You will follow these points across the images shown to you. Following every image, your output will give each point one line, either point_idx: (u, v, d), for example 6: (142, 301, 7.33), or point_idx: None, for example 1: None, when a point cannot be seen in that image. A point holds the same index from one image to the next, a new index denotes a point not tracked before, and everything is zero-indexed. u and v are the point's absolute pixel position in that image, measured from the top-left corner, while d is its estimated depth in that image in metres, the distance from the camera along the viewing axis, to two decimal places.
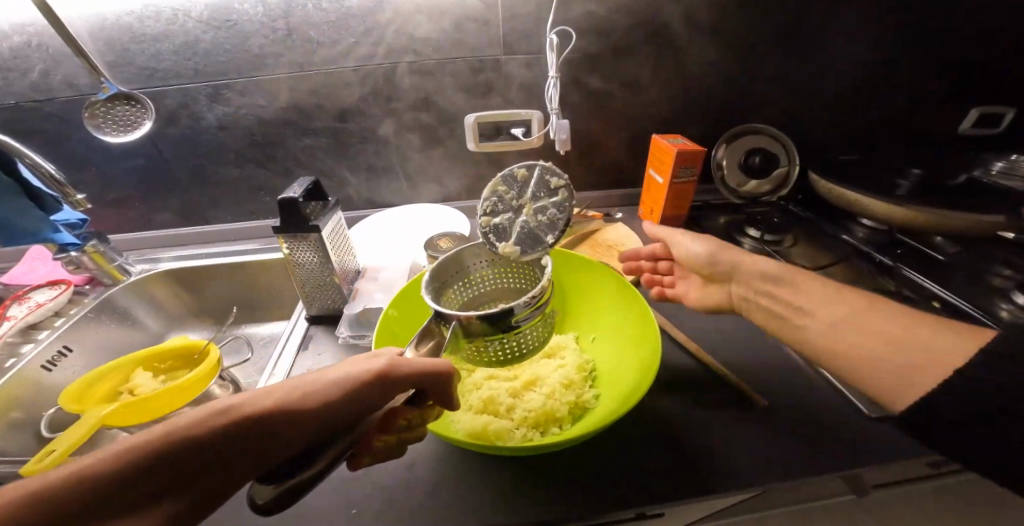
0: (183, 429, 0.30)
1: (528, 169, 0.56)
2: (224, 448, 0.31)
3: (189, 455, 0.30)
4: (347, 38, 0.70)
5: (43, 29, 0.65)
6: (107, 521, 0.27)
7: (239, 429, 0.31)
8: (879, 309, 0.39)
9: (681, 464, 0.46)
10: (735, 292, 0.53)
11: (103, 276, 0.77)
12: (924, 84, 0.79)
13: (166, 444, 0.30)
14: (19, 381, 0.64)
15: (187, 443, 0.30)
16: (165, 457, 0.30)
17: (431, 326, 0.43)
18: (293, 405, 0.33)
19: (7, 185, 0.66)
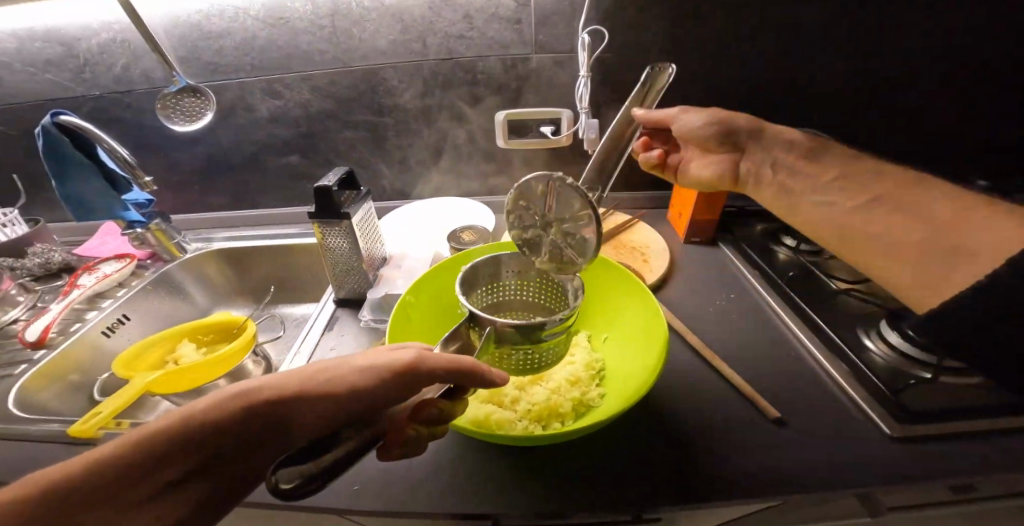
0: (206, 414, 0.34)
1: (547, 183, 0.49)
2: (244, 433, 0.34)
3: (215, 440, 0.33)
4: (389, 36, 0.73)
5: (127, 27, 0.73)
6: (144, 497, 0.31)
7: (257, 415, 0.35)
8: (922, 197, 0.44)
9: (685, 469, 0.47)
10: (745, 162, 0.57)
11: (163, 252, 0.84)
12: (987, 89, 0.74)
13: (190, 429, 0.33)
14: (81, 344, 0.72)
15: (211, 427, 0.33)
16: (190, 438, 0.33)
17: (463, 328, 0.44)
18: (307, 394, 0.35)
19: (87, 165, 0.73)
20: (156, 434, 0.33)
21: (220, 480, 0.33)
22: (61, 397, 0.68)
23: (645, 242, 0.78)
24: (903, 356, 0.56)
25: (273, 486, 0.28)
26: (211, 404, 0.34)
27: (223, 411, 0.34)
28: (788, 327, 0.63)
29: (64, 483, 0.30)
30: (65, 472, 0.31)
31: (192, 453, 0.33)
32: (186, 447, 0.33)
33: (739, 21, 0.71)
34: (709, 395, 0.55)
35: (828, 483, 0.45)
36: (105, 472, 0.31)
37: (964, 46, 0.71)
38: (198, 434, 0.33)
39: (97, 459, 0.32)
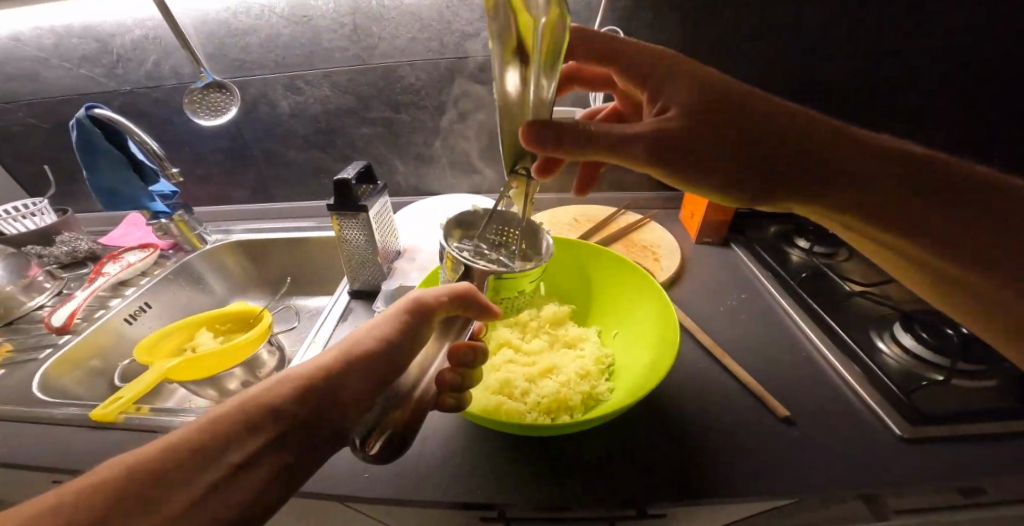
0: (253, 399, 0.36)
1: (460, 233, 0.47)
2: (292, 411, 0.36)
3: (273, 419, 0.35)
4: (408, 35, 0.75)
5: (159, 24, 0.75)
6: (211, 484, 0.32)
7: (303, 392, 0.37)
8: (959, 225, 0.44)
9: (691, 465, 0.48)
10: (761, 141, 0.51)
11: (184, 243, 0.86)
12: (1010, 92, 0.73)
13: (242, 414, 0.35)
14: (104, 331, 0.74)
15: (260, 408, 0.35)
16: (250, 422, 0.35)
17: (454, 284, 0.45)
18: (343, 365, 0.38)
19: (118, 158, 0.76)
20: (206, 425, 0.34)
21: (281, 459, 0.34)
22: (80, 383, 0.70)
23: (656, 241, 0.78)
24: (917, 359, 0.56)
25: (364, 453, 0.33)
26: (253, 393, 0.36)
27: (269, 395, 0.36)
28: (800, 328, 0.63)
29: (114, 485, 0.30)
30: (123, 471, 0.31)
31: (249, 435, 0.34)
32: (241, 429, 0.34)
33: (738, 21, 0.71)
34: (718, 392, 0.55)
35: (837, 483, 0.45)
36: (162, 464, 0.31)
37: (964, 46, 0.71)
38: (249, 416, 0.35)
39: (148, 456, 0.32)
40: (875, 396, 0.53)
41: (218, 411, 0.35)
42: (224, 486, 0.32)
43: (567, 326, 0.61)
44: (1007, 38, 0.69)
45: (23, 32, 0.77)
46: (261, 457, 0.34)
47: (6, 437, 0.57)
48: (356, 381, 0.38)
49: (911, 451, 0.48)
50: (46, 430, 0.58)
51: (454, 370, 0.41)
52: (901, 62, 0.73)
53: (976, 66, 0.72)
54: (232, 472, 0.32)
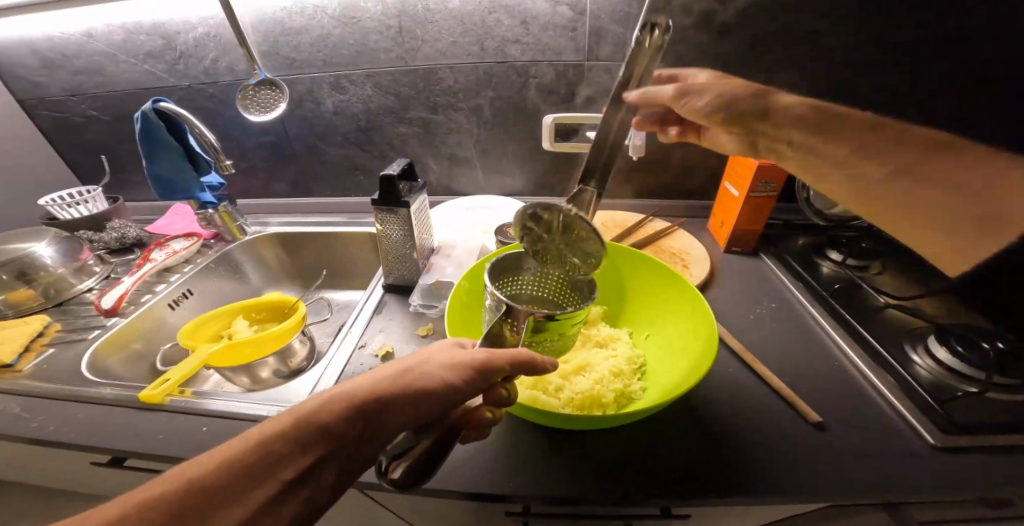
0: (307, 418, 0.36)
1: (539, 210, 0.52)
2: (341, 437, 0.37)
3: (318, 438, 0.36)
4: (451, 38, 0.78)
5: (221, 23, 0.79)
6: (261, 499, 0.34)
7: (354, 419, 0.37)
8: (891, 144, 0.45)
9: (719, 464, 0.48)
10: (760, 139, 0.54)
11: (226, 233, 0.90)
12: None
13: (292, 431, 0.36)
14: (149, 314, 0.78)
15: (313, 430, 0.36)
16: (299, 439, 0.36)
17: (496, 321, 0.46)
18: (396, 398, 0.38)
19: (176, 149, 0.80)
20: (263, 442, 0.35)
21: (321, 486, 0.36)
22: (124, 363, 0.73)
23: (686, 248, 0.79)
24: (950, 371, 0.55)
25: (388, 481, 0.35)
26: (309, 409, 0.37)
27: (324, 414, 0.37)
28: (831, 338, 0.63)
29: (170, 499, 0.32)
30: (184, 480, 0.33)
31: (298, 457, 0.35)
32: (292, 451, 0.35)
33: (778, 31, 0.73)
34: (747, 397, 0.56)
35: (866, 491, 0.46)
36: (215, 482, 0.33)
37: (963, 47, 0.66)
38: (302, 437, 0.36)
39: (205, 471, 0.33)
40: (905, 406, 0.53)
41: (273, 425, 0.36)
42: (268, 509, 0.34)
43: (598, 327, 0.62)
44: (1009, 38, 0.64)
45: (95, 28, 0.82)
46: (305, 483, 0.35)
47: (60, 411, 0.60)
48: (403, 418, 0.38)
49: (942, 462, 0.48)
50: (97, 405, 0.61)
51: (489, 409, 0.41)
52: (894, 63, 0.71)
53: (976, 66, 0.66)
54: (278, 496, 0.34)
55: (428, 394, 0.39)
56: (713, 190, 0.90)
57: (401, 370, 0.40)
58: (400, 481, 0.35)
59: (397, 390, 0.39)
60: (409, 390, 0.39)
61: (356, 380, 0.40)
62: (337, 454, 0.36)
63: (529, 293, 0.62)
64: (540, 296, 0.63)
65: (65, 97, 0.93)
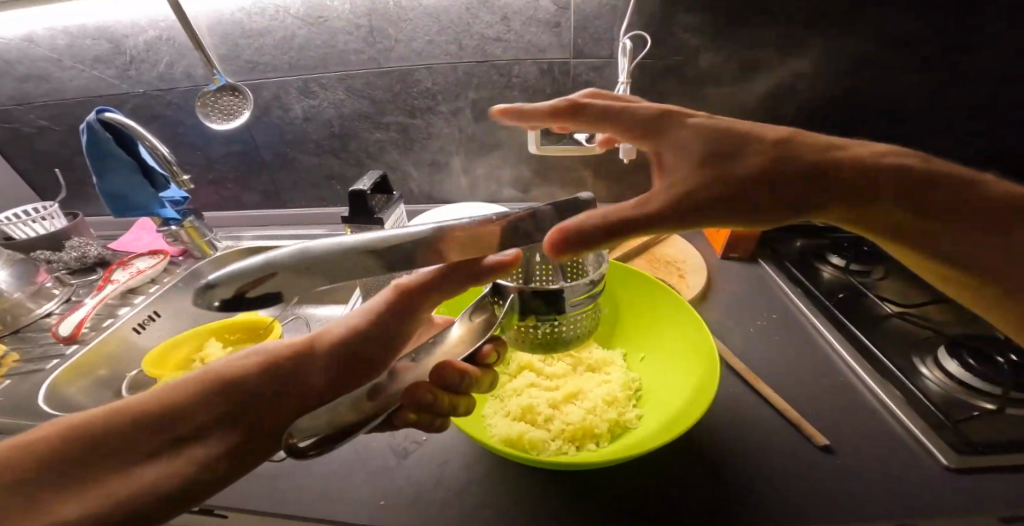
0: (224, 370, 0.41)
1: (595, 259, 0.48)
2: (255, 385, 0.41)
3: (233, 386, 0.40)
4: (426, 37, 0.73)
5: (174, 25, 0.74)
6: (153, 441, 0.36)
7: (273, 372, 0.42)
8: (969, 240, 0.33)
9: (724, 498, 0.45)
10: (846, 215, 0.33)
11: (194, 249, 0.84)
12: None
13: (203, 382, 0.40)
14: (113, 339, 0.72)
15: (235, 379, 0.41)
16: (211, 390, 0.40)
17: (485, 300, 0.42)
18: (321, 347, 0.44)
19: (129, 165, 0.74)
20: (184, 391, 0.39)
21: (234, 432, 0.38)
22: (87, 393, 0.68)
23: (682, 255, 0.75)
24: (963, 386, 0.52)
25: (286, 446, 0.28)
26: (228, 366, 0.42)
27: (244, 364, 0.42)
28: (835, 349, 0.59)
29: (61, 447, 0.34)
30: (86, 427, 0.35)
31: (221, 402, 0.39)
32: (211, 397, 0.39)
33: (770, 25, 0.69)
34: (749, 419, 0.52)
35: (881, 519, 0.42)
36: (126, 425, 0.36)
37: (963, 46, 0.68)
38: (221, 388, 0.40)
39: (114, 417, 0.36)
40: (916, 423, 0.49)
41: (197, 377, 0.41)
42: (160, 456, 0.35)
43: (591, 349, 0.58)
44: (1011, 37, 0.66)
45: (37, 32, 0.76)
46: (226, 426, 0.38)
47: None
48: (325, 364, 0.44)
49: (958, 483, 0.44)
50: None
51: (432, 390, 0.35)
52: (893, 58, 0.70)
53: (973, 64, 0.69)
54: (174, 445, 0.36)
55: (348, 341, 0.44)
56: None
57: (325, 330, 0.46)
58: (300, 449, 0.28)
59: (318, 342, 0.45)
60: (324, 344, 0.44)
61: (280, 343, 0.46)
62: (256, 402, 0.40)
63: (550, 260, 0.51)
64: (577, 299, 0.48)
65: (13, 106, 0.86)
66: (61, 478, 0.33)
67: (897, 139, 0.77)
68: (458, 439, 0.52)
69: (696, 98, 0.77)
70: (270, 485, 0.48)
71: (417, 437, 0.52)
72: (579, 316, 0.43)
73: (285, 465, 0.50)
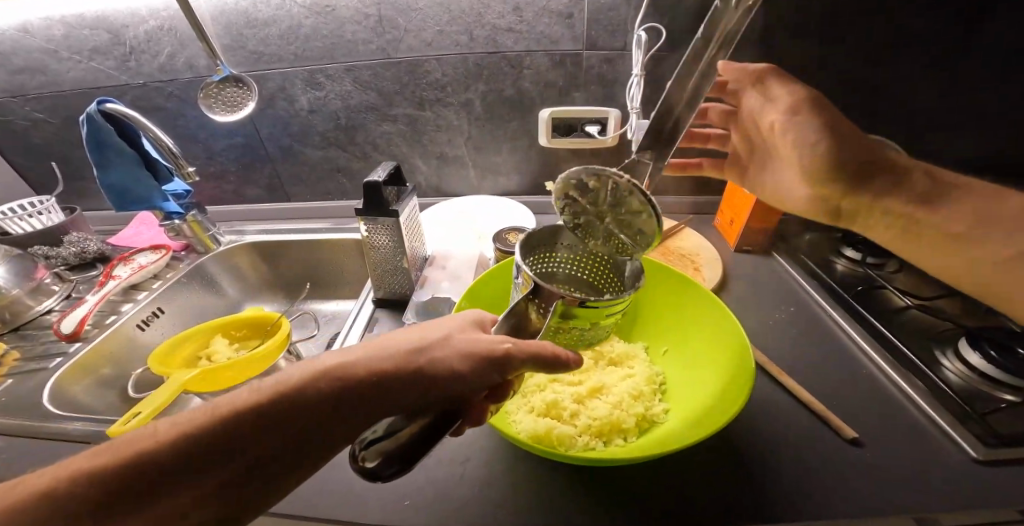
0: (287, 393, 0.34)
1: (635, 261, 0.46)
2: (304, 418, 0.34)
3: (293, 417, 0.34)
4: (436, 27, 0.71)
5: (175, 14, 0.72)
6: (205, 474, 0.32)
7: (342, 402, 0.34)
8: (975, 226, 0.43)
9: (755, 492, 0.44)
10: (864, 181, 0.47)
11: (197, 244, 0.82)
12: None
13: (267, 407, 0.34)
14: (116, 336, 0.70)
15: (284, 411, 0.34)
16: (269, 419, 0.33)
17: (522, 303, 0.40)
18: (396, 381, 0.35)
19: (131, 157, 0.72)
20: (228, 418, 0.33)
21: (295, 462, 0.33)
22: (90, 392, 0.66)
23: (695, 249, 0.74)
24: (984, 377, 0.52)
25: (359, 466, 0.29)
26: (292, 386, 0.34)
27: (296, 390, 0.34)
28: (854, 342, 0.59)
29: (114, 471, 0.31)
30: (142, 449, 0.32)
31: (267, 438, 0.33)
32: (255, 430, 0.33)
33: (785, 17, 0.69)
34: (771, 412, 0.52)
35: (912, 511, 0.42)
36: (171, 454, 0.32)
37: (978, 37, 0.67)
38: (266, 420, 0.33)
39: (153, 446, 0.32)
40: (940, 414, 0.49)
41: (245, 399, 0.34)
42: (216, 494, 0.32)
43: (612, 343, 0.58)
44: None
45: (32, 22, 0.74)
46: (270, 467, 0.33)
47: (13, 453, 0.53)
48: (398, 402, 0.34)
49: (984, 474, 0.44)
50: (50, 445, 0.54)
51: None
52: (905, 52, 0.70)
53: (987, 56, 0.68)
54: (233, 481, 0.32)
55: (426, 380, 0.34)
56: (718, 185, 0.86)
57: (407, 352, 0.36)
58: (375, 470, 0.29)
59: (391, 370, 0.35)
60: (413, 373, 0.35)
61: (358, 354, 0.37)
62: (302, 440, 0.33)
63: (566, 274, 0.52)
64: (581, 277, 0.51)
65: (6, 98, 0.84)
66: (115, 509, 0.30)
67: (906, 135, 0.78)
68: (480, 436, 0.51)
69: None
70: None
71: None
72: (602, 328, 0.44)
73: None
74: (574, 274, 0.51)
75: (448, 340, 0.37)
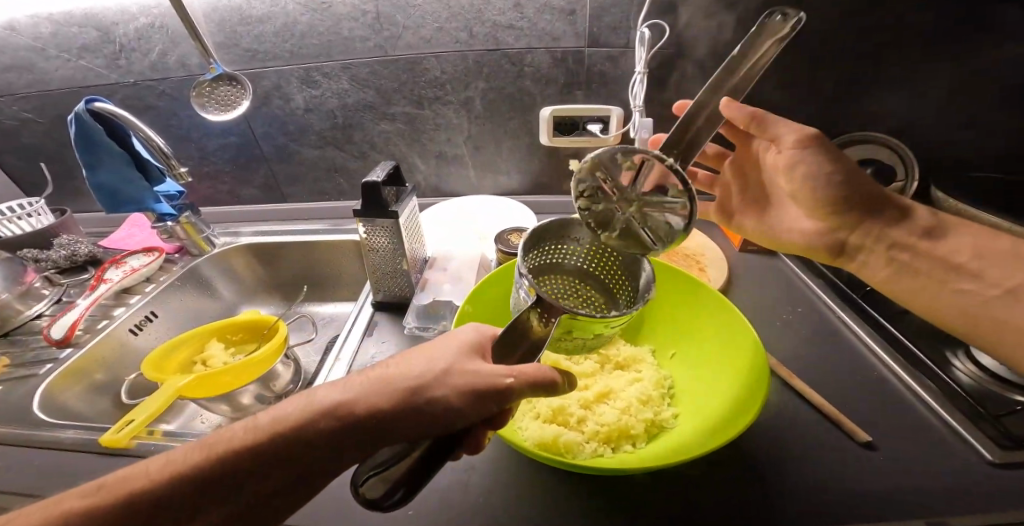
0: (287, 429, 0.33)
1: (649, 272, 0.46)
2: (304, 454, 0.33)
3: (295, 452, 0.33)
4: (435, 24, 0.70)
5: (166, 11, 0.70)
6: (208, 510, 0.32)
7: (343, 435, 0.33)
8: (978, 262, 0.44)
9: (769, 500, 0.43)
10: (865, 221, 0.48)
11: (191, 246, 0.81)
12: None
13: (267, 444, 0.33)
14: (108, 341, 0.68)
15: (284, 446, 0.33)
16: (270, 454, 0.33)
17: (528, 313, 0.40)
18: (398, 415, 0.34)
19: (121, 157, 0.71)
20: (227, 455, 0.32)
21: (298, 493, 0.33)
22: (81, 399, 0.64)
23: (699, 249, 0.73)
24: (995, 378, 0.51)
25: (360, 499, 0.31)
26: (292, 421, 0.33)
27: (297, 425, 0.33)
28: (863, 342, 0.58)
29: (112, 512, 0.30)
30: (141, 489, 0.31)
31: (269, 473, 0.32)
32: (256, 467, 0.32)
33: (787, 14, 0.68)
34: (781, 415, 0.51)
35: (927, 517, 0.41)
36: (172, 493, 0.31)
37: None
38: (265, 456, 0.33)
39: (155, 484, 0.32)
40: (952, 416, 0.48)
41: (245, 435, 0.33)
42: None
43: (618, 346, 0.57)
44: None
45: (18, 20, 0.72)
46: (271, 503, 0.33)
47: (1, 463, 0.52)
48: (400, 435, 0.33)
49: (999, 478, 0.44)
50: (40, 454, 0.52)
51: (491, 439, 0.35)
52: None
53: None
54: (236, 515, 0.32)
55: (430, 414, 0.33)
56: None
57: (408, 385, 0.35)
58: (375, 500, 0.31)
59: (394, 403, 0.34)
60: (416, 406, 0.34)
61: (359, 384, 0.35)
62: (304, 475, 0.33)
63: (574, 265, 0.53)
64: (590, 271, 0.53)
65: None
66: None
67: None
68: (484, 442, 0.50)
69: None
70: None
71: None
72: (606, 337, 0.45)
73: None
74: (585, 268, 0.53)
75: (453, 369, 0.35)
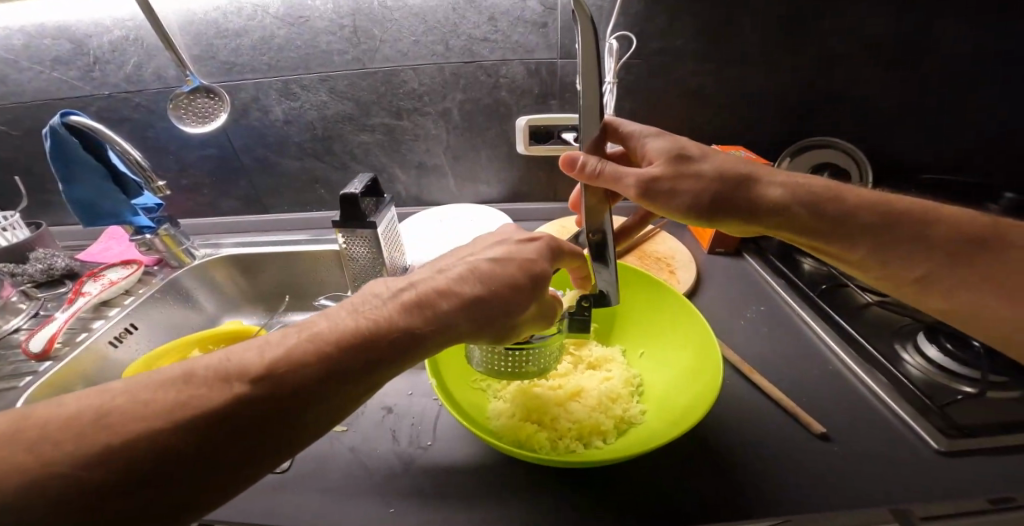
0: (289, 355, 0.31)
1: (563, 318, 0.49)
2: (308, 381, 0.31)
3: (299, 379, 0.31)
4: (412, 37, 0.72)
5: (142, 24, 0.71)
6: (205, 441, 0.28)
7: (345, 355, 0.32)
8: (958, 251, 0.47)
9: (733, 488, 0.46)
10: (788, 213, 0.49)
11: (170, 258, 0.81)
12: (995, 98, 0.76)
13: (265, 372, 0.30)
14: (90, 355, 0.67)
15: (285, 382, 0.30)
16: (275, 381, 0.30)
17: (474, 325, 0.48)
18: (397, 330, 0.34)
19: (98, 170, 0.71)
20: (224, 389, 0.29)
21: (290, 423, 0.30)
22: None
23: (670, 252, 0.76)
24: (941, 370, 0.55)
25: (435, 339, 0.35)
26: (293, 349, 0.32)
27: (289, 367, 0.31)
28: (821, 338, 0.62)
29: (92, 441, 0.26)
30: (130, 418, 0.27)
31: (265, 402, 0.30)
32: (249, 401, 0.29)
33: (741, 28, 0.73)
34: (748, 411, 0.53)
35: (877, 500, 0.44)
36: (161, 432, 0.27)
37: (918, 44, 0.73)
38: (266, 386, 0.30)
39: (142, 416, 0.28)
40: (904, 410, 0.51)
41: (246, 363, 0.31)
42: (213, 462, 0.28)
43: (591, 347, 0.59)
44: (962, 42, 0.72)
45: None
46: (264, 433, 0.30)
47: None
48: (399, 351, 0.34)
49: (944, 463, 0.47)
50: None
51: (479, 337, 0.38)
52: (853, 58, 0.75)
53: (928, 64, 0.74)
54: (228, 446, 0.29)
55: (433, 336, 0.36)
56: None
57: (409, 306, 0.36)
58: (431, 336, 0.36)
59: (397, 334, 0.34)
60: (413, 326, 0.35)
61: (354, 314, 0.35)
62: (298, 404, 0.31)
63: None
64: None
65: None
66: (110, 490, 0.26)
67: (860, 144, 0.84)
68: (463, 443, 0.51)
69: (677, 98, 0.79)
70: (269, 502, 0.46)
71: (421, 442, 0.51)
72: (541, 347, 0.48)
73: (287, 477, 0.49)
74: None
75: (447, 289, 0.38)
